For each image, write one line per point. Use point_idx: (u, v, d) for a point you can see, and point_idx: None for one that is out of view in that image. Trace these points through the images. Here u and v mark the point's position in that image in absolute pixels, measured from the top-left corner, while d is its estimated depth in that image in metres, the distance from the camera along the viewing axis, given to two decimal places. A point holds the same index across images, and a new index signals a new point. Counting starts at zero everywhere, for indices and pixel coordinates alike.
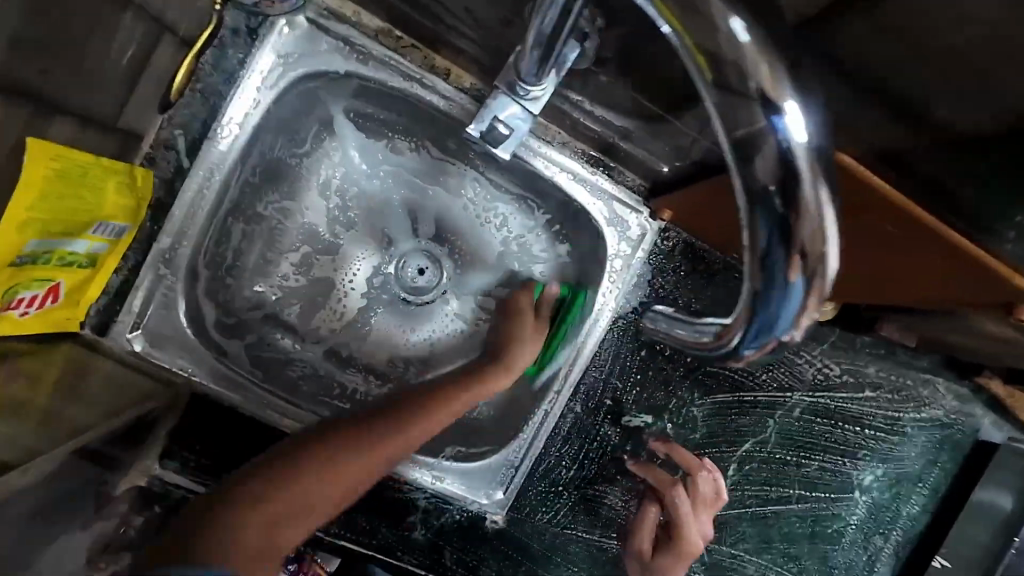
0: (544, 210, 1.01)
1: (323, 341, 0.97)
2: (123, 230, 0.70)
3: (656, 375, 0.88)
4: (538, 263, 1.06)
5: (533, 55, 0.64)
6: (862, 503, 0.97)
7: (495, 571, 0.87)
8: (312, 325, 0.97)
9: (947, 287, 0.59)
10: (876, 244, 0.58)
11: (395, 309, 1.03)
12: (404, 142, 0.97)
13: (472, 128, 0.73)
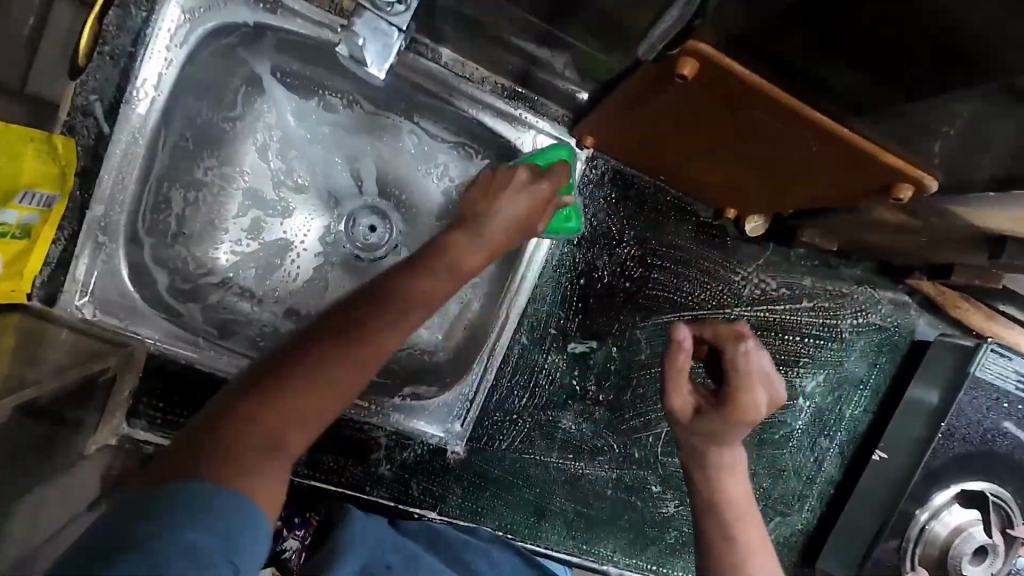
0: (482, 154, 1.03)
1: (281, 301, 1.00)
2: (53, 200, 0.72)
3: (598, 302, 0.91)
4: None
5: None
6: (805, 408, 1.02)
7: (461, 497, 0.93)
8: (268, 287, 1.00)
9: (833, 177, 0.64)
10: (765, 141, 0.62)
11: (349, 266, 1.06)
12: (336, 98, 0.98)
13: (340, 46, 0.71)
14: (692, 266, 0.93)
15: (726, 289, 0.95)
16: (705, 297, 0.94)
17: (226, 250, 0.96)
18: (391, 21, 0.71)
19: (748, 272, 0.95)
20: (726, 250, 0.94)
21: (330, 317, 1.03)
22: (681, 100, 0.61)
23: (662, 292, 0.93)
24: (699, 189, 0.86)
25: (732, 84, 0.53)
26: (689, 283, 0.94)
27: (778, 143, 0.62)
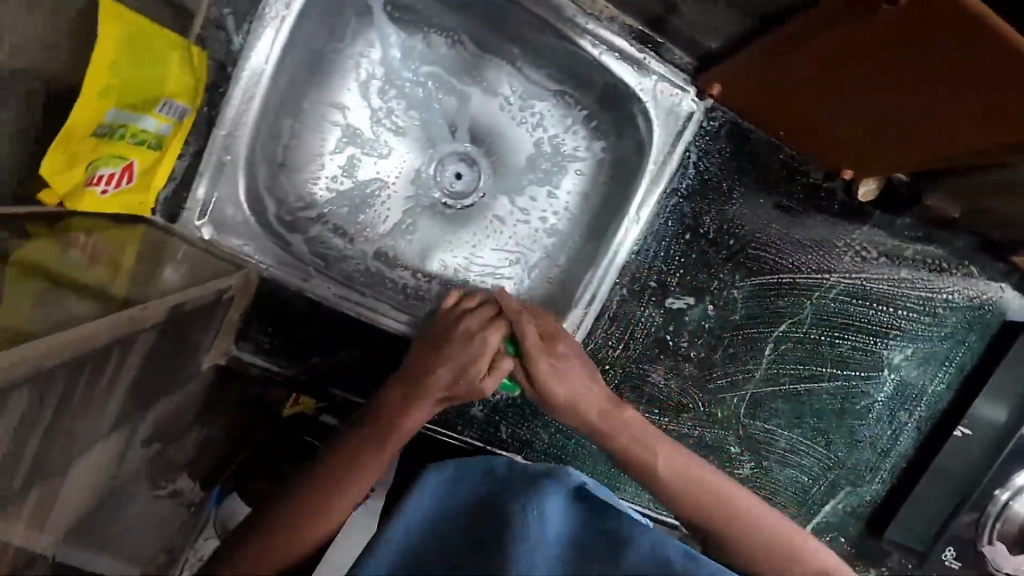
0: (582, 104, 1.00)
1: (374, 243, 1.00)
2: (184, 113, 0.71)
3: (700, 259, 0.90)
4: (575, 161, 1.04)
5: None
6: (890, 380, 1.02)
7: (547, 443, 0.95)
8: (361, 226, 0.99)
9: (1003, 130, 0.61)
10: (944, 88, 0.59)
11: (436, 212, 1.04)
12: (440, 37, 0.96)
13: None
14: (796, 228, 0.92)
15: (826, 254, 0.94)
16: (805, 260, 0.93)
17: (325, 186, 0.96)
18: None
19: (850, 238, 0.94)
20: (832, 213, 0.92)
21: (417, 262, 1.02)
22: (855, 38, 0.59)
23: (764, 252, 0.92)
24: (818, 148, 0.84)
25: (941, 14, 0.50)
26: (793, 246, 0.92)
27: (957, 90, 0.58)
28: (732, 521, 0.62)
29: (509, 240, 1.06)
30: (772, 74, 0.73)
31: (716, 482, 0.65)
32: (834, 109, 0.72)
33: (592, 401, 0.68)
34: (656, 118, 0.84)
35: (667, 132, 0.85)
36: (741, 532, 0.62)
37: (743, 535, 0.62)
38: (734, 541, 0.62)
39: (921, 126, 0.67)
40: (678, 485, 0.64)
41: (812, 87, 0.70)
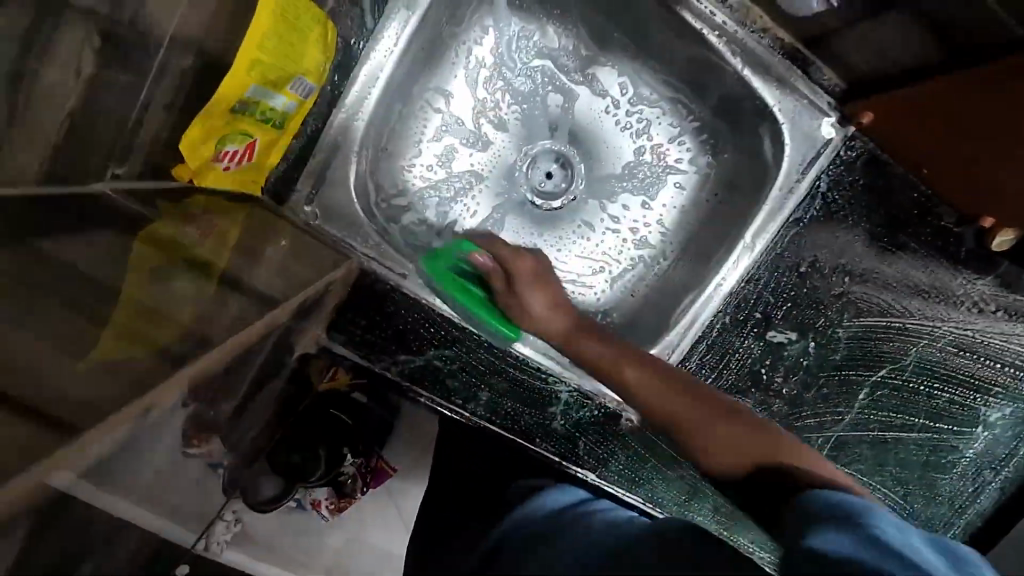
0: (697, 113, 0.89)
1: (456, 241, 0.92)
2: (310, 91, 0.67)
3: (809, 294, 0.86)
4: (677, 173, 0.93)
5: None
6: (981, 438, 0.97)
7: (622, 465, 0.92)
8: (449, 220, 0.93)
9: None
10: None
11: (523, 210, 0.96)
12: (557, 29, 0.90)
13: None
14: (914, 271, 0.87)
15: (941, 302, 0.89)
16: (917, 307, 0.88)
17: (422, 177, 0.91)
18: None
19: (969, 288, 0.88)
20: (956, 260, 0.87)
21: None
22: None
23: (876, 293, 0.87)
24: (961, 195, 0.78)
25: None
26: (908, 289, 0.87)
27: None
28: (716, 416, 0.62)
29: (597, 252, 0.96)
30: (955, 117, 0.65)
31: (716, 405, 0.64)
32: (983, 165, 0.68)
33: (563, 327, 0.76)
34: (789, 141, 0.79)
35: (799, 157, 0.79)
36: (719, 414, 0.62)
37: (710, 430, 0.61)
38: (703, 433, 0.61)
39: None
40: (658, 389, 0.67)
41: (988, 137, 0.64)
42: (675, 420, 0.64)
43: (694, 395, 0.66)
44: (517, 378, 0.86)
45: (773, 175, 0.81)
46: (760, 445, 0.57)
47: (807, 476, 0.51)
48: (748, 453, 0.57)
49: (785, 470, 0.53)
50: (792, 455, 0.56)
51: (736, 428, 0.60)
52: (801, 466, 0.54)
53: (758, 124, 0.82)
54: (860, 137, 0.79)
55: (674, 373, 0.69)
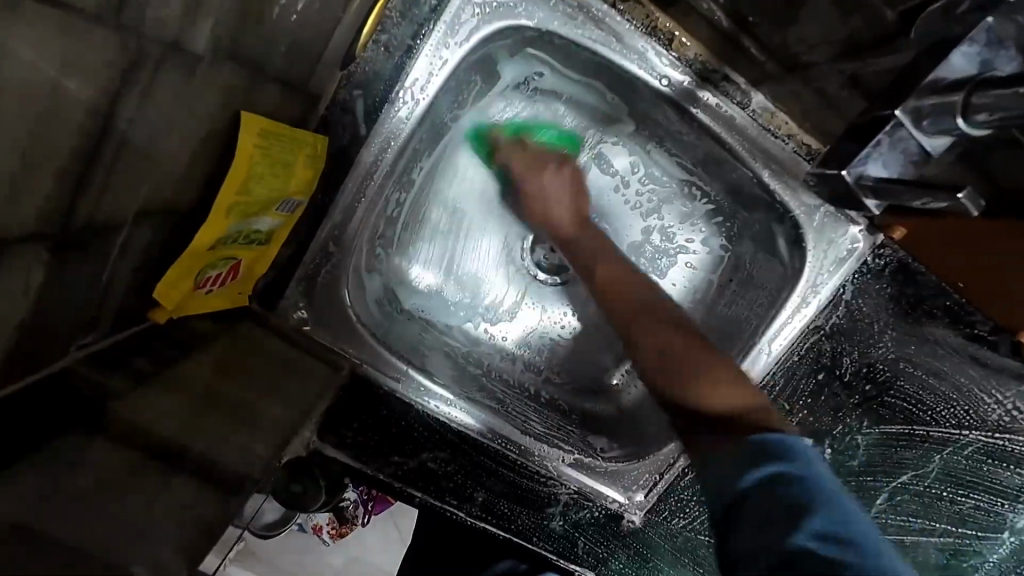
0: (708, 198, 0.82)
1: (449, 337, 0.84)
2: (297, 205, 0.63)
3: (828, 400, 0.81)
4: (687, 254, 0.87)
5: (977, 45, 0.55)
6: (1008, 544, 0.90)
7: (623, 565, 0.88)
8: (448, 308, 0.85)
9: None
10: None
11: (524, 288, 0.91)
12: (565, 107, 0.81)
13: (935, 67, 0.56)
14: (941, 378, 0.81)
15: (970, 410, 0.82)
16: (944, 414, 0.83)
17: (417, 265, 0.83)
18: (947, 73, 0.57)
19: (1004, 397, 0.81)
20: (993, 369, 0.80)
21: (493, 357, 0.87)
22: None
23: (902, 400, 0.82)
24: (1000, 306, 0.72)
25: None
26: (934, 395, 0.82)
27: None
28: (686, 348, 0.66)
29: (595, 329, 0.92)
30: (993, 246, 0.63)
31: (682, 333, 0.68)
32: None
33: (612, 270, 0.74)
34: (811, 247, 0.75)
35: (820, 264, 0.75)
36: (702, 356, 0.65)
37: (669, 343, 0.67)
38: (674, 376, 0.65)
39: None
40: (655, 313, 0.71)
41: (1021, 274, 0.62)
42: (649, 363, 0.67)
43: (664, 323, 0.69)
44: (513, 480, 0.82)
45: (792, 280, 0.77)
46: (701, 373, 0.63)
47: (729, 408, 0.59)
48: (694, 381, 0.63)
49: (704, 402, 0.61)
50: (730, 389, 0.61)
51: (696, 367, 0.64)
52: (728, 400, 0.60)
53: (777, 224, 0.77)
54: (890, 244, 0.75)
55: (664, 312, 0.71)
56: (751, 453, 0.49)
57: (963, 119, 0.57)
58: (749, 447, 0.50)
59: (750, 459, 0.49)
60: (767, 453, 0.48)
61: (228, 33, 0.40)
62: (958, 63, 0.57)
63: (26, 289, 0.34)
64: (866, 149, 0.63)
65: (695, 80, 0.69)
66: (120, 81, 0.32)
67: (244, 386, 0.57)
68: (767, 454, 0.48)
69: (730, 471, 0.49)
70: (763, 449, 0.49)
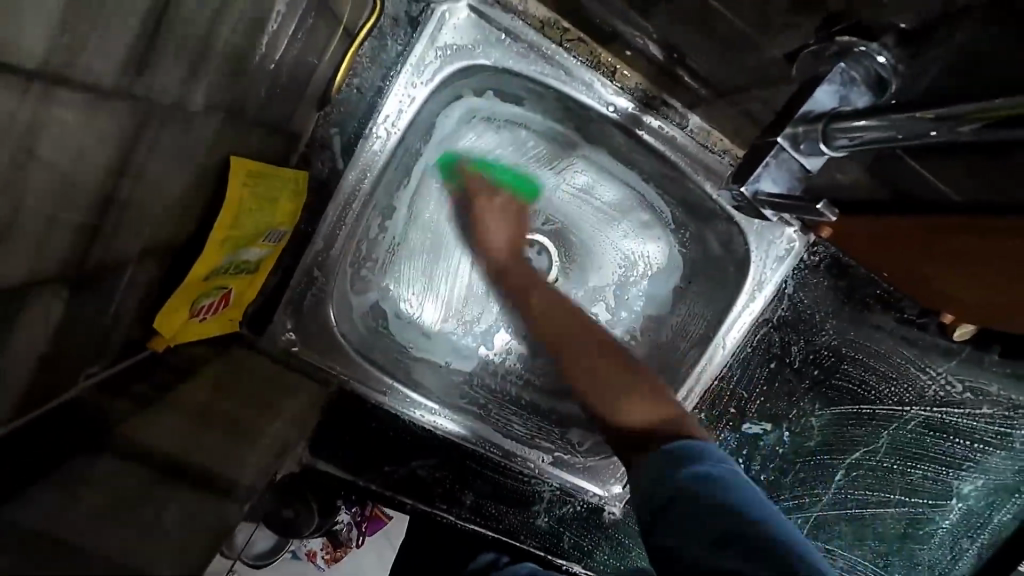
0: (661, 208, 0.91)
1: (431, 350, 0.89)
2: (282, 236, 0.68)
3: (781, 387, 0.88)
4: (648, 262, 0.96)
5: (842, 74, 0.63)
6: (955, 509, 0.98)
7: (608, 557, 0.93)
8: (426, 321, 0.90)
9: (970, 308, 0.76)
10: (979, 282, 0.68)
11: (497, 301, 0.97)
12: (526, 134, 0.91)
13: (818, 94, 0.64)
14: (880, 360, 0.89)
15: (909, 387, 0.91)
16: (887, 393, 0.91)
17: (397, 284, 0.88)
18: (827, 96, 0.64)
19: (937, 373, 0.90)
20: (923, 348, 0.89)
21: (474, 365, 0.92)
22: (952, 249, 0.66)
23: (847, 383, 0.89)
24: (918, 293, 0.82)
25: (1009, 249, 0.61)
26: (877, 376, 0.90)
27: (980, 283, 0.69)
28: (624, 369, 0.71)
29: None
30: (880, 246, 0.75)
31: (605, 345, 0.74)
32: (918, 278, 0.76)
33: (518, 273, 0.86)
34: (754, 248, 0.83)
35: (764, 263, 0.83)
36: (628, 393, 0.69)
37: (592, 375, 0.72)
38: (595, 393, 0.71)
39: (954, 296, 0.75)
40: (559, 310, 0.80)
41: (906, 263, 0.74)
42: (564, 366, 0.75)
43: (599, 347, 0.74)
44: (498, 481, 0.87)
45: (739, 280, 0.85)
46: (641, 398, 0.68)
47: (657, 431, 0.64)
48: (613, 398, 0.70)
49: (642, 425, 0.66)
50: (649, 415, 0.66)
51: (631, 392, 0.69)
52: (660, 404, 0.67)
53: (721, 228, 0.85)
54: (823, 242, 0.84)
55: (574, 313, 0.79)
56: (668, 458, 0.58)
57: (824, 142, 0.64)
58: (663, 454, 0.59)
59: (664, 464, 0.57)
60: (679, 457, 0.57)
61: (219, 91, 0.47)
62: (822, 96, 0.64)
63: (47, 323, 0.39)
64: (757, 169, 0.69)
65: (639, 106, 0.77)
66: (131, 140, 0.38)
67: (240, 406, 0.62)
68: (680, 460, 0.57)
69: (651, 472, 0.58)
70: (683, 453, 0.58)
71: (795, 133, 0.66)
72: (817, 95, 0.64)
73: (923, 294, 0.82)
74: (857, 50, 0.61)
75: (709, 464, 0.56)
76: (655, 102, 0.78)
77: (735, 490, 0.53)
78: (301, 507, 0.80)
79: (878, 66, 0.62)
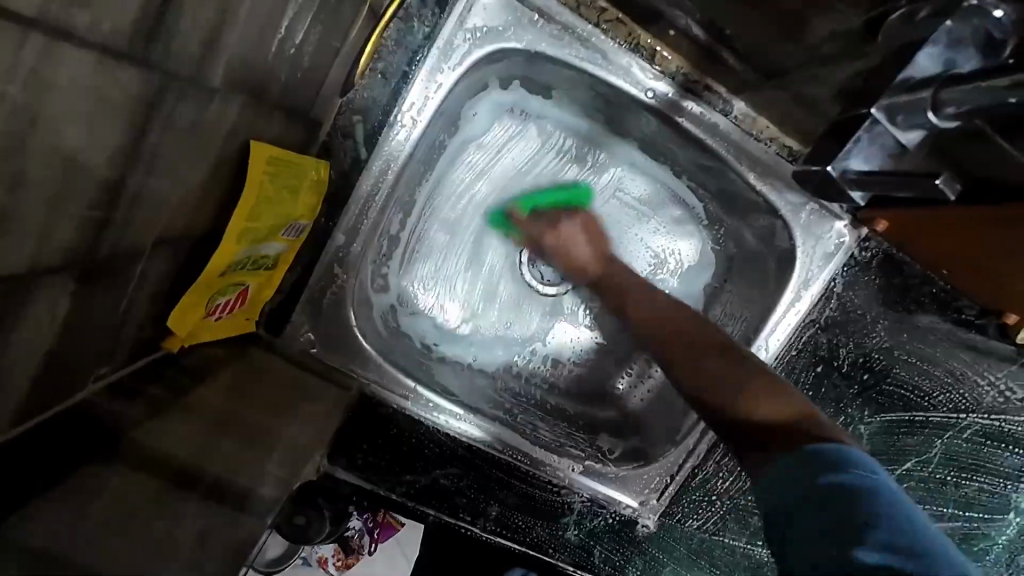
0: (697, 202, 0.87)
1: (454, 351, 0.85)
2: (302, 229, 0.64)
3: (829, 392, 0.82)
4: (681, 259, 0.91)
5: (951, 31, 0.56)
6: (1014, 524, 0.91)
7: (640, 572, 0.87)
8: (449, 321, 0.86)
9: None
10: None
11: (521, 300, 0.92)
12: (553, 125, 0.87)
13: (919, 57, 0.58)
14: (935, 364, 0.83)
15: (966, 392, 0.85)
16: (942, 399, 0.85)
17: (417, 282, 0.84)
18: (931, 56, 0.58)
19: (995, 378, 0.84)
20: (981, 351, 0.83)
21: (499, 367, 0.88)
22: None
23: (899, 388, 0.83)
24: (979, 290, 0.76)
25: None
26: (931, 381, 0.84)
27: None
28: (761, 389, 0.57)
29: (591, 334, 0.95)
30: (936, 237, 0.69)
31: (750, 368, 0.60)
32: (983, 273, 0.70)
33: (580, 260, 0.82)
34: (800, 243, 0.78)
35: (811, 259, 0.78)
36: (702, 355, 0.64)
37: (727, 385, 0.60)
38: (692, 374, 0.64)
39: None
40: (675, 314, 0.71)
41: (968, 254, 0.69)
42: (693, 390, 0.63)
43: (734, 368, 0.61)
44: (526, 491, 0.82)
45: (783, 278, 0.79)
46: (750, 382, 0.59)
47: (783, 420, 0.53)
48: (719, 390, 0.60)
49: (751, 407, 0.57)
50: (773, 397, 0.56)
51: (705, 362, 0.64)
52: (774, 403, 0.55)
53: (762, 222, 0.80)
54: (874, 237, 0.78)
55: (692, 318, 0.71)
56: (822, 458, 0.45)
57: (930, 113, 0.60)
58: (810, 451, 0.46)
59: (807, 468, 0.45)
60: (835, 460, 0.44)
61: (241, 69, 0.43)
62: (923, 61, 0.59)
63: (52, 319, 0.35)
64: (847, 146, 0.67)
65: (679, 91, 0.73)
66: (146, 115, 0.34)
67: (259, 410, 0.58)
68: (835, 463, 0.44)
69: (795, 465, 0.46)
70: (835, 458, 0.44)
71: (892, 106, 0.63)
72: (918, 57, 0.59)
73: (986, 292, 0.76)
74: (968, 5, 0.54)
75: (862, 470, 0.43)
76: (694, 88, 0.73)
77: (896, 506, 0.40)
78: (315, 513, 0.75)
79: (992, 24, 0.55)
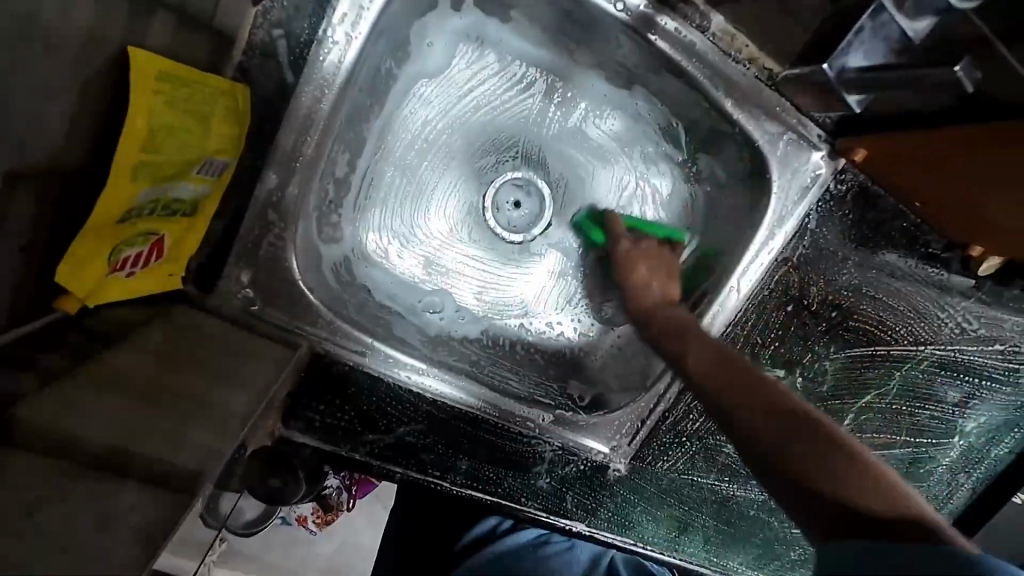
0: (669, 139, 0.81)
1: (413, 305, 0.81)
2: (226, 169, 0.56)
3: (798, 330, 0.82)
4: (654, 199, 0.87)
5: None
6: (957, 446, 0.96)
7: (612, 513, 0.88)
8: (405, 272, 0.81)
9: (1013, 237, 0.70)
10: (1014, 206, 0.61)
11: (487, 246, 0.89)
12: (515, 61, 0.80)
13: None
14: (900, 299, 0.83)
15: (926, 325, 0.86)
16: (903, 332, 0.86)
17: (373, 232, 0.79)
18: None
19: (955, 310, 0.85)
20: (943, 285, 0.84)
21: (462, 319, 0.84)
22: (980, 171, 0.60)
23: (864, 323, 0.84)
24: (950, 223, 0.75)
25: None
26: (895, 316, 0.84)
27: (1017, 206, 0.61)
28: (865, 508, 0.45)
29: (561, 282, 0.91)
30: (910, 165, 0.68)
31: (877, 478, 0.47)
32: (960, 206, 0.69)
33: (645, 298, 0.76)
34: (775, 177, 0.74)
35: (786, 194, 0.75)
36: (803, 442, 0.50)
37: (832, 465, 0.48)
38: (803, 470, 0.49)
39: (999, 223, 0.68)
40: (768, 396, 0.56)
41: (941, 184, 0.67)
42: (757, 415, 0.54)
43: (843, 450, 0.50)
44: (493, 442, 0.79)
45: (756, 216, 0.76)
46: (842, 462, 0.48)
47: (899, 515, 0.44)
48: (844, 481, 0.47)
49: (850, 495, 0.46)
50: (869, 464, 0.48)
51: (801, 434, 0.51)
52: (905, 505, 0.45)
53: (737, 155, 0.76)
54: (850, 170, 0.75)
55: (766, 385, 0.57)
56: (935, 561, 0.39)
57: None
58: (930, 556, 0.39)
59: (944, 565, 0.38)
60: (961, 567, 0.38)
61: None
62: None
63: None
64: (846, 39, 0.60)
65: (652, 4, 0.66)
66: None
67: (188, 373, 0.52)
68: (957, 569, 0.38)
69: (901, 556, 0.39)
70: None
71: None
72: None
73: (959, 227, 0.75)
74: None
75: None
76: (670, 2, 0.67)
77: None
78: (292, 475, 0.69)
79: None
